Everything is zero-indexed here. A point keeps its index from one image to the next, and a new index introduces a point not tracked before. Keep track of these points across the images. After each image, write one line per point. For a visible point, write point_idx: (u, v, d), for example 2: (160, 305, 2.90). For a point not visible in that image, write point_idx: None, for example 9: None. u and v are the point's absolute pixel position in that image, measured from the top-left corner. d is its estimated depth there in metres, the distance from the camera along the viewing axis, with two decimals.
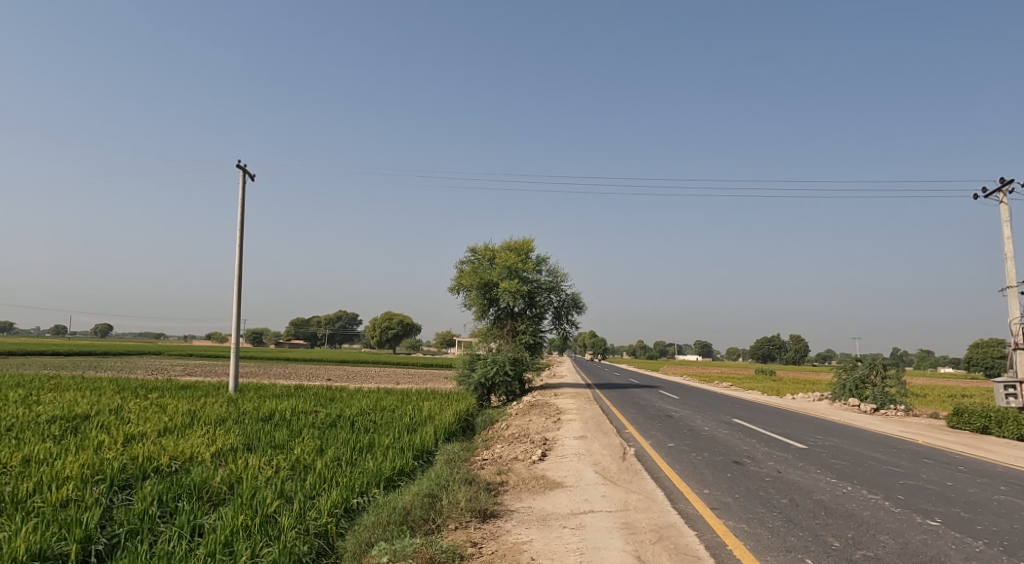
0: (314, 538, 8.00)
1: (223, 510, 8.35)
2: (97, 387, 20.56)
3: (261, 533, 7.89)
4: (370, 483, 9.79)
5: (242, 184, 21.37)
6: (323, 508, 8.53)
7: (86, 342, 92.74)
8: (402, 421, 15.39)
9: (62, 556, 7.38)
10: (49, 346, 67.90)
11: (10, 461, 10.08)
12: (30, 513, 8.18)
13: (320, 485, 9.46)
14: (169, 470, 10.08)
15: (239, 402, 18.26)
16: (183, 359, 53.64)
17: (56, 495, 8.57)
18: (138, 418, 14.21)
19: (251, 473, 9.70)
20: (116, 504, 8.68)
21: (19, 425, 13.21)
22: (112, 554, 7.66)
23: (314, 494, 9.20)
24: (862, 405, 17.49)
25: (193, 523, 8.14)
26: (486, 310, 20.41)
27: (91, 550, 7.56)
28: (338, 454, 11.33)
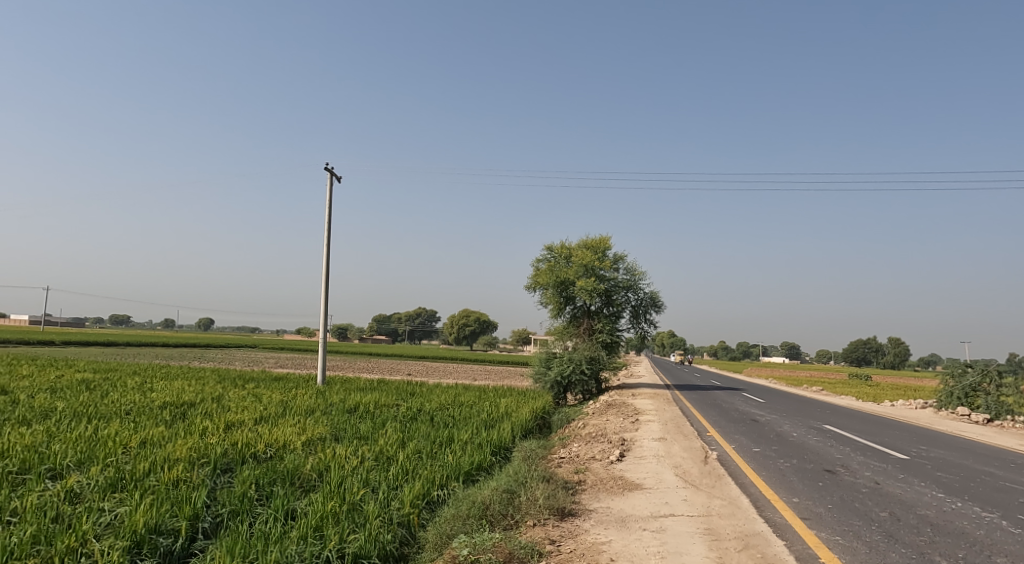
0: (396, 528, 8.18)
1: (314, 496, 8.66)
2: (201, 376, 21.81)
3: (348, 519, 8.13)
4: (450, 477, 9.94)
5: (329, 185, 22.08)
6: (406, 499, 8.73)
7: (184, 334, 98.53)
8: (480, 417, 15.59)
9: (173, 531, 7.82)
10: (155, 336, 72.56)
11: (127, 442, 10.82)
12: (146, 490, 8.75)
13: (402, 477, 9.69)
14: (264, 456, 10.58)
15: (328, 394, 18.97)
16: (276, 352, 56.20)
17: (167, 475, 9.11)
18: (238, 406, 14.96)
19: (340, 462, 10.04)
20: (218, 486, 9.17)
21: (133, 409, 14.16)
22: (215, 532, 8.07)
23: (397, 485, 9.42)
24: (974, 415, 16.49)
25: (287, 507, 8.48)
26: (562, 309, 20.34)
27: (198, 527, 8.01)
28: (419, 447, 11.59)
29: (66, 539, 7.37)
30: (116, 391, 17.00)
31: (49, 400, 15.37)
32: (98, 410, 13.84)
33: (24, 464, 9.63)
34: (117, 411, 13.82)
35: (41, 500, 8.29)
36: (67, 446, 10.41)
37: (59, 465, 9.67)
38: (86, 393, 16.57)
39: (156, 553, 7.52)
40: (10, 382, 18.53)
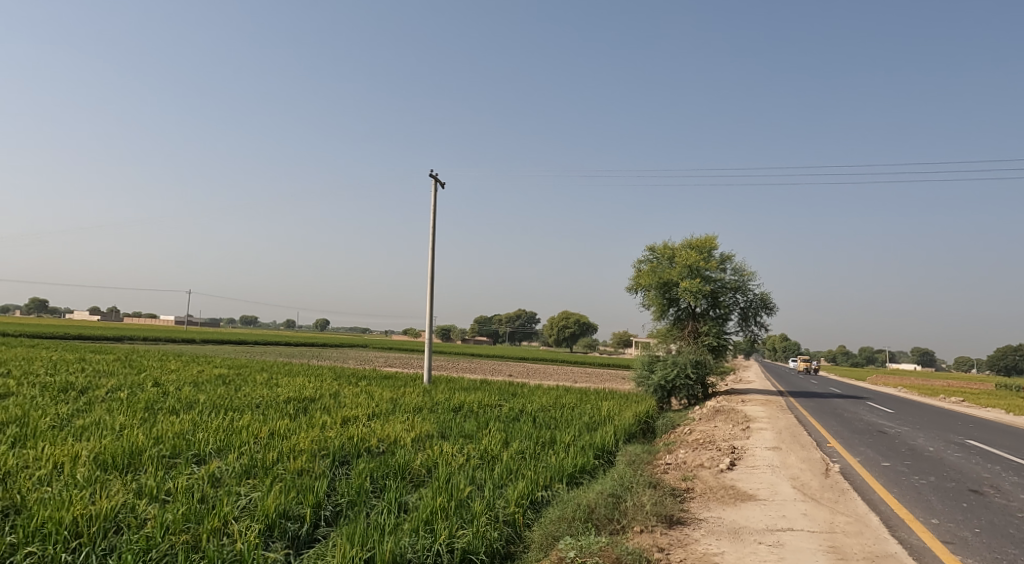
0: (502, 526, 8.20)
1: (424, 491, 8.83)
2: (320, 373, 23.00)
3: (456, 515, 8.20)
4: (554, 479, 9.88)
5: (434, 191, 22.75)
6: (511, 497, 8.73)
7: (300, 334, 104.16)
8: (582, 419, 15.48)
9: (300, 517, 8.23)
10: (276, 335, 77.16)
11: (258, 432, 11.50)
12: (275, 477, 9.28)
13: (507, 477, 9.70)
14: (377, 450, 10.92)
15: (434, 393, 19.44)
16: (387, 352, 58.80)
17: (293, 465, 9.61)
18: (353, 403, 15.57)
19: (448, 459, 10.22)
20: (338, 477, 9.57)
21: (263, 402, 15.06)
22: (336, 520, 8.42)
23: (502, 484, 9.45)
24: None
25: (399, 500, 8.69)
26: (666, 310, 19.81)
27: (321, 515, 8.39)
28: (522, 447, 11.58)
29: (211, 519, 7.89)
30: (247, 385, 18.19)
31: (189, 392, 16.59)
32: (231, 402, 14.79)
33: (173, 448, 10.42)
34: (247, 404, 14.72)
35: (188, 482, 8.93)
36: (209, 434, 11.19)
37: (202, 451, 10.40)
38: (222, 386, 17.78)
39: (285, 536, 7.94)
40: (157, 375, 20.17)
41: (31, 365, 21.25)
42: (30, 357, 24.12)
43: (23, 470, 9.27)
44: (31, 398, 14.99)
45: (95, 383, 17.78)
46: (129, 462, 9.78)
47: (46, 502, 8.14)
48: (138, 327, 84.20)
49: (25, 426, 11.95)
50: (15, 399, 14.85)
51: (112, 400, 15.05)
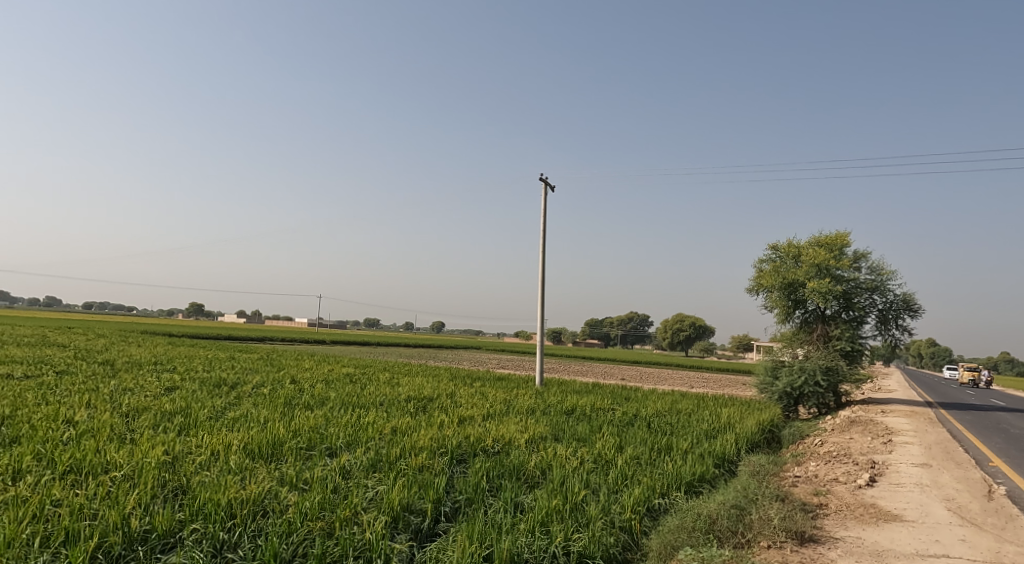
0: (619, 532, 7.89)
1: (538, 492, 8.69)
2: (437, 374, 23.47)
3: (572, 518, 7.98)
4: (672, 487, 9.44)
5: (545, 194, 22.71)
6: (626, 504, 8.39)
7: (418, 336, 107.64)
8: (700, 426, 14.78)
9: (422, 511, 8.42)
10: (396, 337, 80.14)
11: (382, 428, 11.77)
12: (398, 472, 9.50)
13: (622, 482, 9.38)
14: (493, 450, 10.89)
15: (546, 395, 19.29)
16: (503, 354, 59.55)
17: (415, 460, 9.80)
18: (469, 403, 15.67)
19: (561, 462, 10.02)
20: (457, 474, 9.66)
21: (385, 400, 15.46)
22: (456, 516, 8.51)
23: (618, 489, 9.14)
24: None
25: (515, 500, 8.62)
26: (791, 313, 18.65)
27: (441, 510, 8.51)
28: (638, 452, 11.16)
29: (343, 509, 8.19)
30: (370, 384, 18.80)
31: (322, 389, 17.35)
32: (357, 400, 15.28)
33: (309, 441, 10.85)
34: (372, 402, 15.16)
35: (322, 473, 9.27)
36: (339, 429, 11.58)
37: (333, 444, 10.75)
38: (348, 384, 18.51)
39: (409, 529, 8.11)
40: (293, 373, 21.29)
41: (187, 361, 23.05)
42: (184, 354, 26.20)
43: (186, 455, 9.95)
44: (190, 391, 16.21)
45: (241, 379, 19.01)
46: (272, 452, 10.28)
47: (205, 485, 8.71)
48: (271, 329, 90.02)
49: (185, 417, 12.89)
50: (177, 392, 16.11)
51: (256, 395, 15.99)
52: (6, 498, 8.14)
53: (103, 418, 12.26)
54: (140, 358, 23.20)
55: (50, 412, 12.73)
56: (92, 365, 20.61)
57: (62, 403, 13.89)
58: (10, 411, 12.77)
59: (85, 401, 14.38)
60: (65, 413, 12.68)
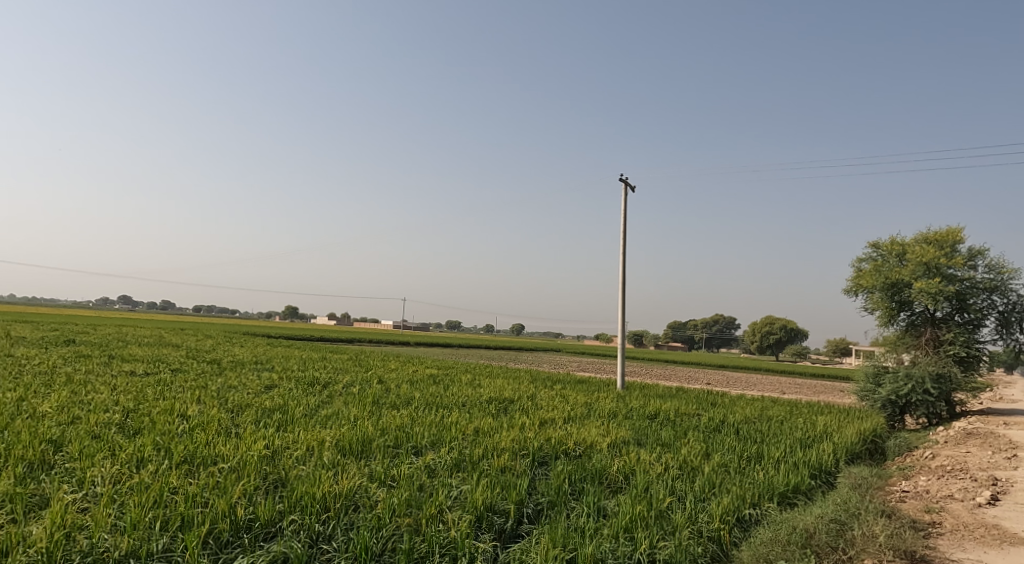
0: (707, 542, 7.80)
1: (622, 497, 8.67)
2: (518, 376, 23.36)
3: (657, 525, 7.96)
4: (762, 497, 9.09)
5: (625, 194, 22.18)
6: (715, 512, 8.25)
7: (499, 338, 108.53)
8: (794, 434, 13.97)
9: (505, 512, 8.48)
10: (477, 340, 81.05)
11: (465, 429, 11.71)
12: (481, 472, 9.51)
13: (710, 490, 9.17)
14: (575, 453, 10.66)
15: (628, 399, 18.79)
16: (585, 357, 59.07)
17: (498, 461, 9.84)
18: (551, 405, 15.43)
19: (646, 467, 9.87)
20: (540, 476, 9.67)
21: (467, 401, 15.44)
22: (539, 518, 8.56)
23: (704, 498, 8.97)
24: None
25: (598, 504, 8.63)
26: (895, 316, 17.44)
27: (524, 511, 8.56)
28: (726, 460, 10.66)
29: (429, 506, 8.28)
30: (453, 385, 18.86)
31: (407, 390, 17.53)
32: (440, 400, 15.32)
33: (395, 439, 10.89)
34: (454, 402, 15.15)
35: (408, 471, 9.34)
36: (424, 428, 11.59)
37: (419, 443, 10.74)
38: (432, 385, 18.64)
39: (492, 529, 8.17)
40: (380, 374, 21.66)
41: (283, 361, 23.90)
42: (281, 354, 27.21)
43: (285, 449, 10.19)
44: (286, 389, 16.75)
45: (334, 379, 19.48)
46: (361, 448, 10.38)
47: (302, 479, 8.88)
48: (358, 331, 92.89)
49: (283, 414, 13.26)
50: (276, 390, 16.67)
51: (346, 394, 16.32)
52: (132, 484, 8.51)
53: (212, 413, 12.80)
54: (242, 358, 24.27)
55: (167, 406, 13.43)
56: (202, 363, 21.71)
57: (176, 398, 14.63)
58: (133, 405, 13.56)
59: (196, 396, 15.08)
60: (178, 408, 13.31)
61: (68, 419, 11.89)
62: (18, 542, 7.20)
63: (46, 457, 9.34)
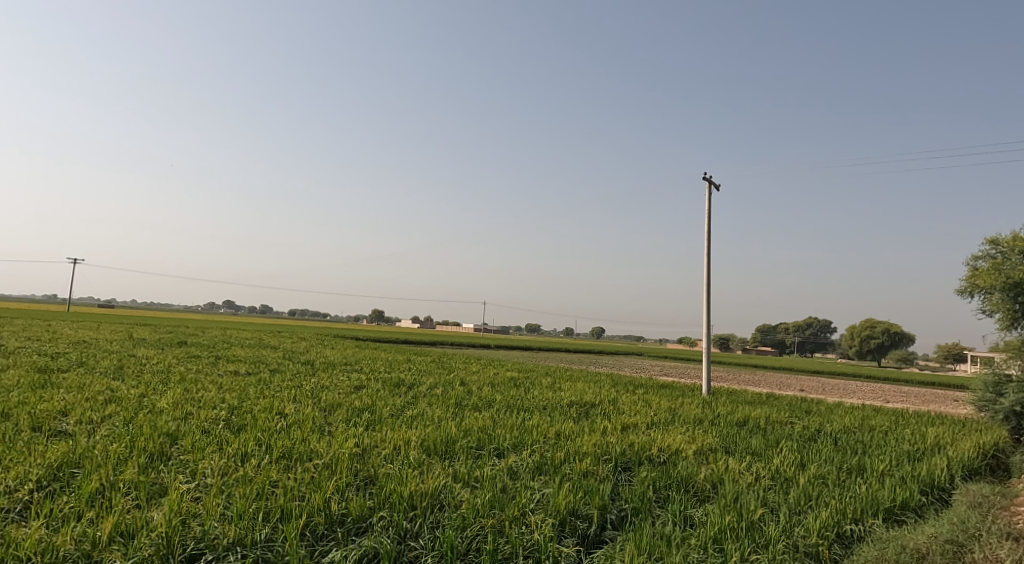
0: (803, 558, 7.54)
1: (710, 506, 8.41)
2: (600, 380, 22.85)
3: (748, 537, 7.76)
4: (866, 512, 8.49)
5: (709, 192, 21.34)
6: (812, 527, 7.92)
7: (581, 341, 107.83)
8: (900, 446, 12.90)
9: (588, 517, 8.18)
10: (560, 343, 80.69)
11: (546, 432, 11.39)
12: (564, 476, 9.22)
13: (806, 503, 8.71)
14: (659, 460, 10.21)
15: (715, 405, 17.98)
16: (671, 361, 57.67)
17: (579, 465, 9.51)
18: (633, 410, 14.90)
19: (735, 475, 9.46)
20: (623, 482, 9.32)
21: (548, 404, 15.12)
22: (623, 525, 8.20)
23: (800, 510, 8.55)
24: None
25: (684, 512, 8.30)
26: (1017, 319, 15.92)
27: (607, 517, 8.23)
28: (823, 471, 9.95)
29: (512, 508, 8.08)
30: (534, 388, 18.59)
31: (489, 391, 17.38)
32: (521, 403, 15.08)
33: (478, 440, 10.70)
34: (535, 405, 14.86)
35: (491, 472, 9.15)
36: (505, 430, 11.36)
37: (501, 444, 10.52)
38: (514, 388, 18.44)
39: (576, 534, 7.90)
40: (464, 376, 21.67)
41: (372, 363, 24.33)
42: (369, 356, 27.74)
43: (373, 447, 10.15)
44: (374, 390, 16.98)
45: (419, 380, 19.62)
46: (445, 449, 10.24)
47: (390, 477, 8.81)
48: (442, 334, 94.37)
49: (372, 413, 13.35)
50: (365, 390, 16.89)
51: (430, 395, 16.34)
52: (237, 476, 8.66)
53: (307, 411, 13.06)
54: (334, 359, 24.89)
55: (267, 404, 13.80)
56: (296, 364, 22.39)
57: (276, 396, 15.07)
58: (237, 402, 14.04)
59: (292, 395, 15.48)
60: (277, 406, 13.65)
61: (181, 413, 12.38)
62: (142, 527, 7.40)
63: (165, 449, 9.64)
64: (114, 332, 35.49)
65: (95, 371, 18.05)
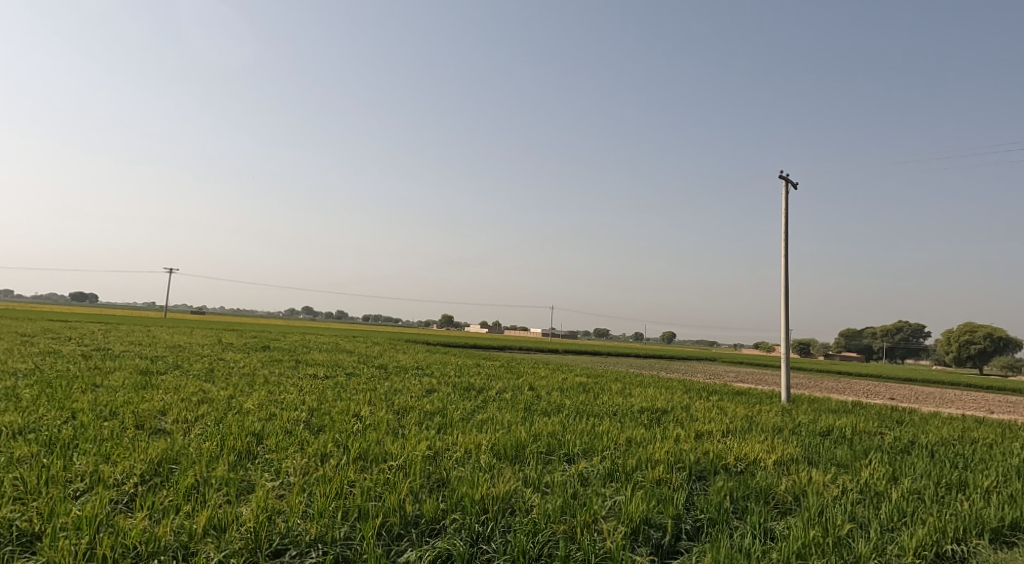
0: None
1: (792, 519, 7.84)
2: (672, 386, 22.04)
3: (834, 553, 7.17)
4: (969, 531, 7.71)
5: (786, 190, 20.32)
6: (907, 545, 7.26)
7: (654, 345, 106.17)
8: (1007, 461, 11.71)
9: (662, 526, 7.71)
10: (632, 348, 79.62)
11: (617, 438, 10.90)
12: (635, 484, 8.74)
13: (899, 520, 8.00)
14: (736, 469, 9.59)
15: (796, 413, 16.99)
16: (747, 367, 55.76)
17: (652, 473, 9.01)
18: (708, 417, 14.19)
19: (820, 488, 8.80)
20: (698, 491, 8.76)
21: (619, 410, 14.56)
22: (699, 536, 7.67)
23: (892, 527, 7.86)
24: None
25: (764, 525, 7.75)
26: None
27: (681, 527, 7.73)
28: (919, 486, 9.10)
29: (583, 514, 7.72)
30: (604, 393, 18.04)
31: (558, 397, 16.92)
32: (591, 408, 14.59)
33: (547, 445, 10.32)
34: (605, 411, 14.32)
35: (561, 478, 8.76)
36: (575, 436, 10.92)
37: (571, 450, 10.10)
38: (584, 393, 17.96)
39: (649, 544, 7.45)
40: (534, 381, 21.30)
41: (444, 367, 24.31)
42: (440, 361, 27.75)
43: (445, 450, 9.91)
44: (445, 393, 16.83)
45: (488, 385, 19.38)
46: (516, 453, 9.89)
47: (462, 480, 8.54)
48: (513, 338, 94.71)
49: (443, 417, 13.16)
50: (436, 394, 16.78)
51: (499, 400, 16.04)
52: (318, 476, 8.56)
53: (382, 414, 13.00)
54: (407, 363, 25.03)
55: (344, 406, 13.84)
56: (371, 368, 22.61)
57: (352, 399, 15.11)
58: (317, 404, 14.14)
59: (367, 398, 15.50)
60: (353, 408, 13.65)
61: (267, 414, 12.53)
62: (232, 521, 7.37)
63: (252, 448, 9.68)
64: (205, 337, 36.98)
65: (189, 373, 18.67)
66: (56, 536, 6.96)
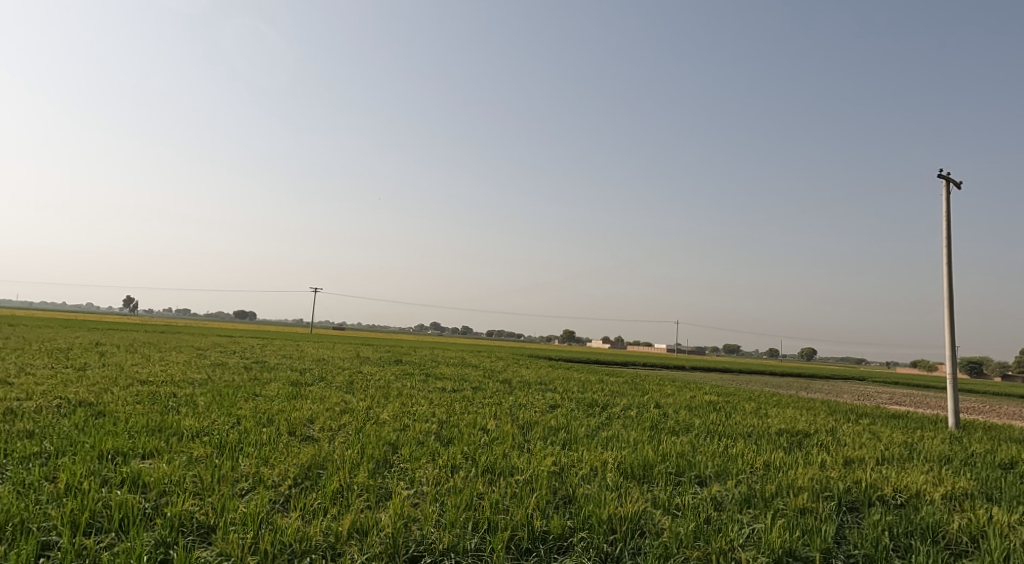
0: None
1: None
2: (813, 407, 19.47)
3: None
4: None
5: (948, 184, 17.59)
6: None
7: (794, 362, 99.31)
8: None
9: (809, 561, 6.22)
10: (772, 366, 74.65)
11: (753, 461, 9.11)
12: (776, 512, 7.09)
13: None
14: (896, 502, 7.61)
15: (968, 441, 14.23)
16: (903, 387, 50.19)
17: (795, 500, 7.29)
18: (856, 442, 11.95)
19: (1006, 528, 6.73)
20: (851, 524, 6.97)
21: (754, 432, 12.59)
22: None
23: None
24: None
25: None
26: None
27: None
28: None
29: (718, 540, 6.35)
30: (737, 413, 15.99)
31: (687, 416, 15.14)
32: (724, 429, 12.78)
33: (676, 465, 8.74)
34: (739, 432, 12.45)
35: (694, 500, 7.23)
36: (706, 457, 9.26)
37: (703, 472, 8.48)
38: (713, 412, 16.02)
39: None
40: (660, 398, 19.50)
41: (567, 382, 23.05)
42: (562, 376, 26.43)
43: (571, 467, 8.61)
44: (570, 409, 15.56)
45: (610, 401, 17.87)
46: (643, 473, 8.42)
47: (589, 498, 7.22)
48: (643, 353, 91.90)
49: (568, 432, 11.90)
50: (560, 409, 15.53)
51: (624, 417, 14.53)
52: (447, 487, 7.52)
53: (508, 428, 11.94)
54: (530, 378, 24.01)
55: (473, 419, 12.90)
56: (495, 382, 21.77)
57: (480, 413, 14.17)
58: (448, 417, 13.31)
59: (493, 412, 14.49)
60: (481, 421, 12.69)
61: (403, 425, 11.78)
62: (373, 526, 6.45)
63: (387, 456, 8.75)
64: (342, 351, 37.90)
65: (334, 385, 18.55)
66: (226, 529, 6.32)
